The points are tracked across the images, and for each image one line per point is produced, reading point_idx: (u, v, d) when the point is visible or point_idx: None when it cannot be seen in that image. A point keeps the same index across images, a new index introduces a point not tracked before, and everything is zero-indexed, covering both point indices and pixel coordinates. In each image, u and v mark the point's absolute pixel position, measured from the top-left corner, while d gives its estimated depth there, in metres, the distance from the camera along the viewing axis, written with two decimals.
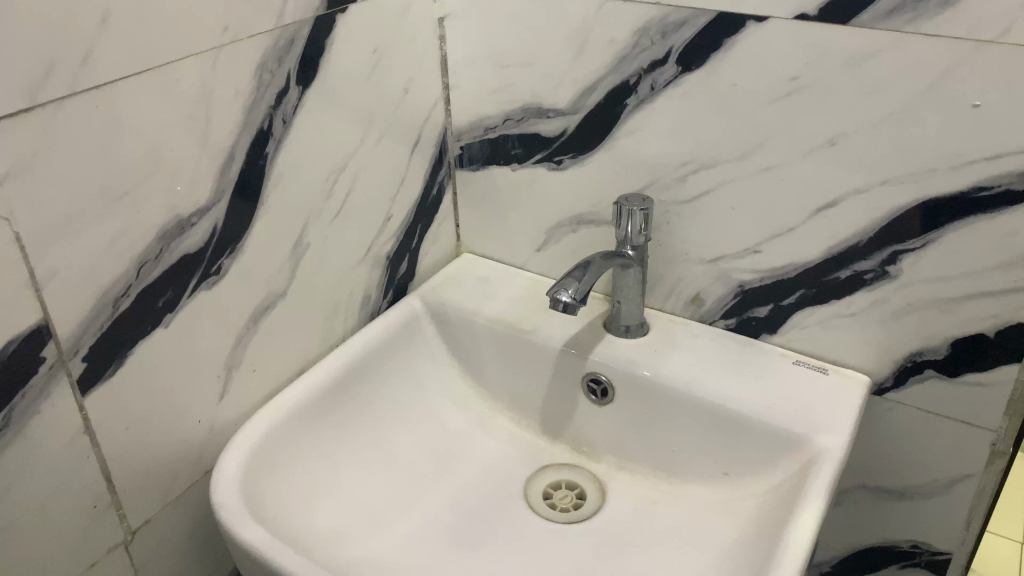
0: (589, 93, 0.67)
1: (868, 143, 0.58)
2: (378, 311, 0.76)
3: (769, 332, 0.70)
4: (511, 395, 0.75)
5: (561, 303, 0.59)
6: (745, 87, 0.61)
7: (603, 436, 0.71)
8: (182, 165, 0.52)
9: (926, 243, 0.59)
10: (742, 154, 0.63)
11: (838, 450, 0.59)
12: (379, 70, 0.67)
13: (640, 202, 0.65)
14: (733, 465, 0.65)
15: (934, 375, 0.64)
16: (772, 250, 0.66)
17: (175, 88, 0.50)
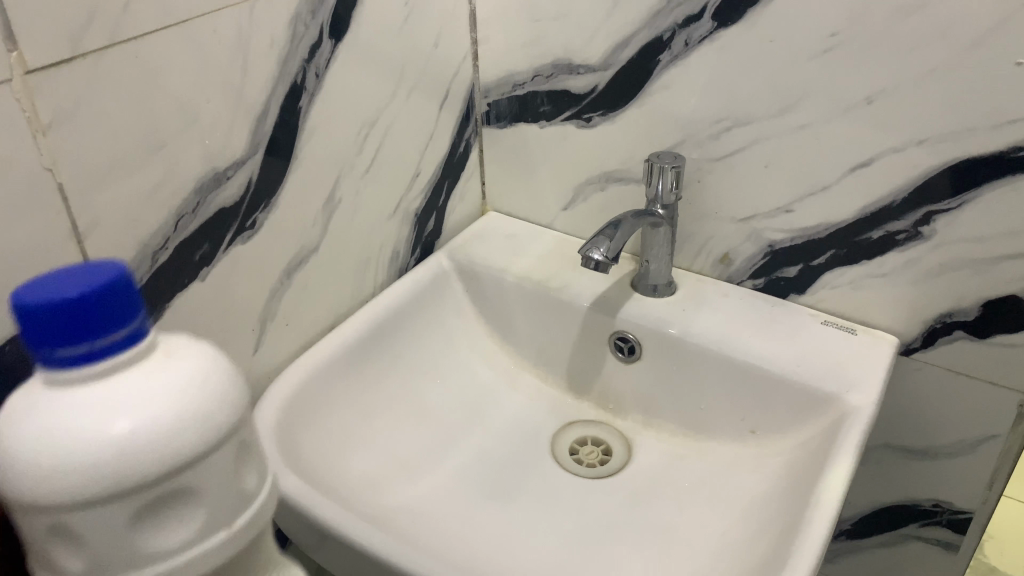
0: (621, 48, 0.66)
1: (907, 101, 0.57)
2: (406, 268, 0.76)
3: (798, 292, 0.70)
4: (537, 353, 0.76)
5: (592, 261, 0.59)
6: (781, 43, 0.60)
7: (630, 393, 0.71)
8: (218, 117, 0.52)
9: (962, 203, 0.59)
10: (777, 111, 0.63)
11: (867, 407, 0.59)
12: (410, 24, 0.66)
13: (673, 160, 0.64)
14: (762, 423, 0.66)
15: (964, 337, 0.64)
16: (804, 210, 0.65)
17: (212, 40, 0.50)
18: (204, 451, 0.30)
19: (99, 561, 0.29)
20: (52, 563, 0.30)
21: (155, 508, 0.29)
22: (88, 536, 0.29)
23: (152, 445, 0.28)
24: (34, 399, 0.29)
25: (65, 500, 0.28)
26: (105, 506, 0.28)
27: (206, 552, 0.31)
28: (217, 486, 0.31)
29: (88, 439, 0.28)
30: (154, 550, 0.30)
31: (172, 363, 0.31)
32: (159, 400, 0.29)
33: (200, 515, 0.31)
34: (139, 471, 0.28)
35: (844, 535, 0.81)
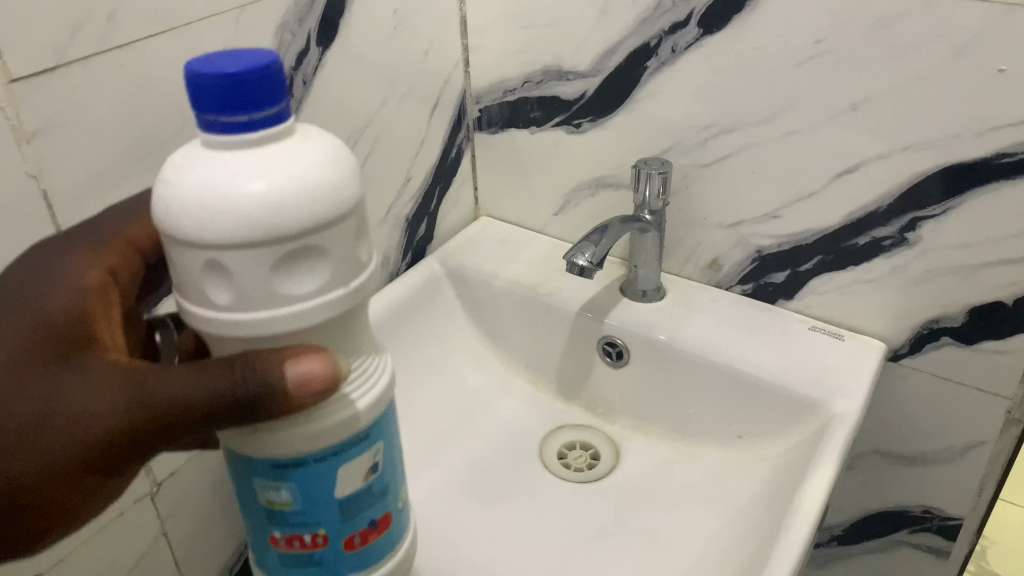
0: (609, 55, 0.67)
1: (891, 108, 0.58)
2: (398, 272, 0.77)
3: (786, 298, 0.70)
4: (528, 358, 0.76)
5: (577, 266, 0.59)
6: (767, 50, 0.60)
7: (618, 397, 0.72)
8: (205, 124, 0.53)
9: (947, 209, 0.59)
10: (764, 118, 0.63)
11: (852, 414, 0.60)
12: (400, 31, 0.67)
13: (660, 166, 0.65)
14: (748, 429, 0.66)
15: (951, 343, 0.64)
16: (792, 215, 0.66)
17: (198, 48, 0.51)
18: (332, 214, 0.32)
19: (241, 289, 0.31)
20: (203, 293, 0.32)
21: (293, 255, 0.31)
22: (235, 270, 0.31)
23: (293, 199, 0.30)
24: (196, 159, 0.31)
25: (218, 240, 0.30)
26: (247, 246, 0.30)
27: (327, 303, 0.33)
28: (340, 243, 0.32)
29: (238, 197, 0.30)
30: (290, 291, 0.32)
31: (310, 143, 0.32)
32: (299, 172, 0.31)
33: (330, 266, 0.32)
34: (280, 220, 0.30)
35: (835, 541, 0.81)
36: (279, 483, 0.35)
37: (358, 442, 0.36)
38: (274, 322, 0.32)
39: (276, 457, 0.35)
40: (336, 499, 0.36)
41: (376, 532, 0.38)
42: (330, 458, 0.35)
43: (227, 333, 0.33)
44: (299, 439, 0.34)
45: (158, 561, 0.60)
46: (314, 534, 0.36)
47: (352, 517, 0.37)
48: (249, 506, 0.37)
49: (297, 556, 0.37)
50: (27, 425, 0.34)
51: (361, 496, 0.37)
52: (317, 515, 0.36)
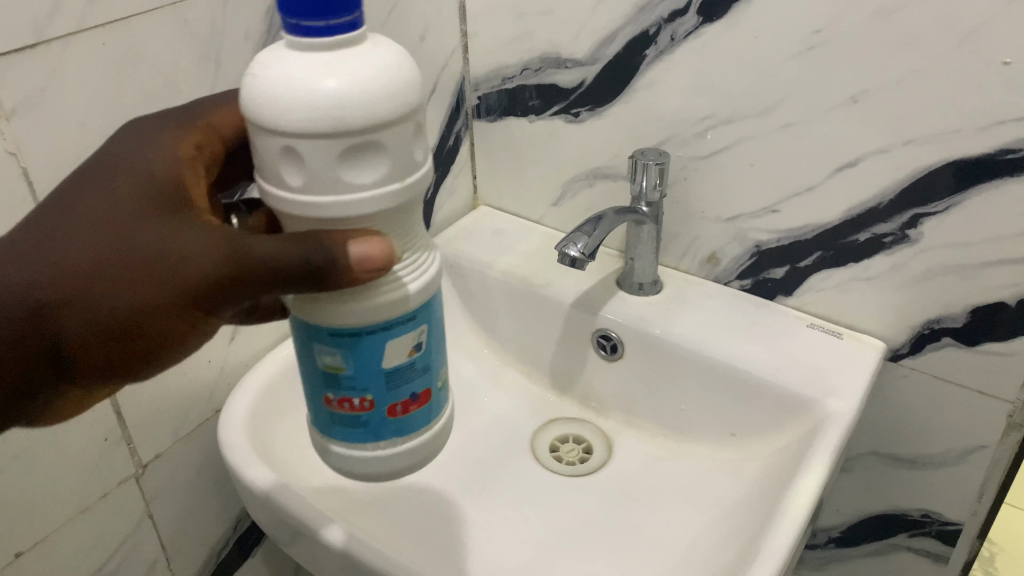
0: (607, 43, 0.65)
1: (893, 101, 0.56)
2: None
3: (785, 294, 0.68)
4: (521, 350, 0.75)
5: (569, 257, 0.58)
6: (766, 40, 0.58)
7: (612, 391, 0.71)
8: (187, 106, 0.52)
9: (949, 207, 0.57)
10: (763, 109, 0.61)
11: (846, 413, 0.58)
12: (395, 16, 0.66)
13: (657, 157, 0.64)
14: (742, 427, 0.65)
15: (952, 344, 0.62)
16: (790, 210, 0.64)
17: (181, 29, 0.50)
18: (392, 116, 0.37)
19: (311, 173, 0.37)
20: (279, 177, 0.38)
21: (356, 149, 0.36)
22: (308, 159, 0.36)
23: (358, 98, 0.35)
24: (280, 58, 0.37)
25: (295, 128, 0.36)
26: (319, 136, 0.35)
27: (383, 195, 0.38)
28: (396, 143, 0.37)
29: (313, 95, 0.35)
30: (352, 182, 0.37)
31: (378, 53, 0.37)
32: (367, 76, 0.36)
33: (390, 162, 0.38)
34: (347, 117, 0.35)
35: (832, 543, 0.79)
36: (337, 349, 0.42)
37: (405, 322, 0.43)
38: (336, 207, 0.37)
39: (335, 326, 0.41)
40: (384, 369, 0.43)
41: (416, 403, 0.45)
42: (381, 332, 0.42)
43: (300, 214, 0.38)
44: (355, 311, 0.41)
45: (143, 544, 0.60)
46: (362, 398, 0.44)
47: (396, 386, 0.44)
48: (311, 370, 0.45)
49: (349, 416, 0.45)
50: (131, 267, 0.39)
51: (404, 369, 0.44)
52: (366, 380, 0.43)
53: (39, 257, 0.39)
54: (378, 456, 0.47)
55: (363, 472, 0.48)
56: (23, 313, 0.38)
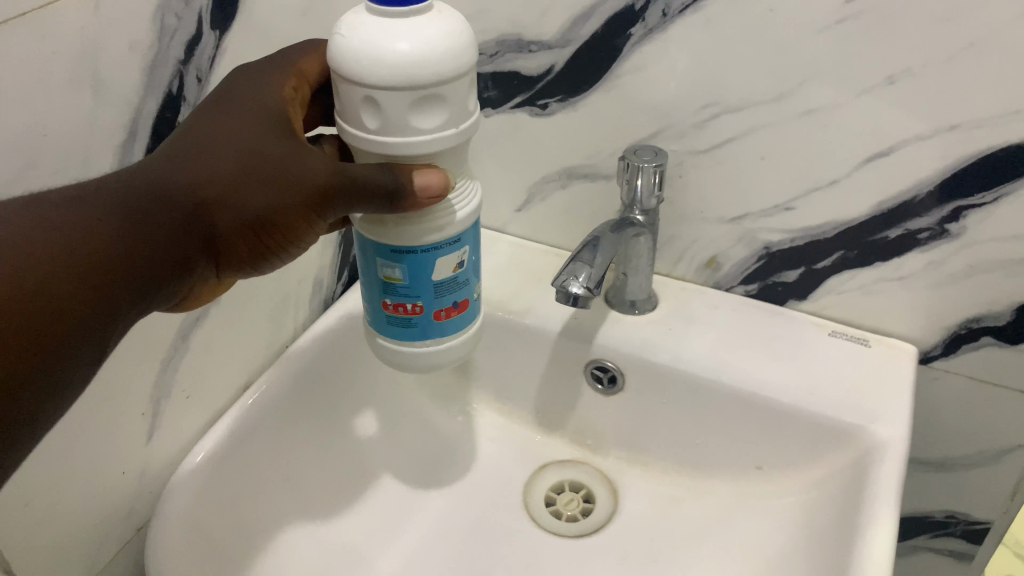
0: (582, 21, 0.54)
1: (938, 80, 0.47)
2: (333, 297, 0.63)
3: (797, 298, 0.60)
4: (497, 385, 0.64)
5: (571, 296, 0.48)
6: (785, 12, 0.48)
7: (611, 427, 0.61)
8: (55, 160, 0.37)
9: (998, 197, 0.50)
10: (778, 95, 0.52)
11: (896, 443, 0.50)
12: (319, 2, 0.52)
13: (653, 158, 0.53)
14: (769, 459, 0.56)
15: (991, 344, 0.56)
16: (808, 207, 0.55)
17: (41, 51, 0.35)
18: (460, 69, 0.35)
19: (385, 119, 0.35)
20: (354, 117, 0.36)
21: (429, 99, 0.35)
22: (381, 107, 0.35)
23: (430, 58, 0.34)
24: (357, 18, 0.35)
25: (373, 79, 0.34)
26: (393, 87, 0.34)
27: (445, 139, 0.37)
28: (460, 94, 0.36)
29: (387, 54, 0.34)
30: (421, 127, 0.36)
31: (448, 17, 0.35)
32: (434, 40, 0.34)
33: (455, 111, 0.36)
34: (421, 70, 0.34)
35: None
36: (395, 262, 0.41)
37: (455, 242, 0.41)
38: (406, 149, 0.36)
39: (395, 242, 0.40)
40: (437, 278, 0.41)
41: (459, 312, 0.44)
42: (433, 249, 0.40)
43: (368, 151, 0.37)
44: (415, 229, 0.40)
45: None
46: (414, 305, 0.42)
47: (445, 298, 0.42)
48: (365, 275, 0.43)
49: (400, 320, 0.43)
50: (263, 172, 0.37)
51: (453, 281, 0.43)
52: (418, 289, 0.42)
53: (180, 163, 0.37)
54: (422, 359, 0.44)
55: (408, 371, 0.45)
56: (173, 209, 0.36)
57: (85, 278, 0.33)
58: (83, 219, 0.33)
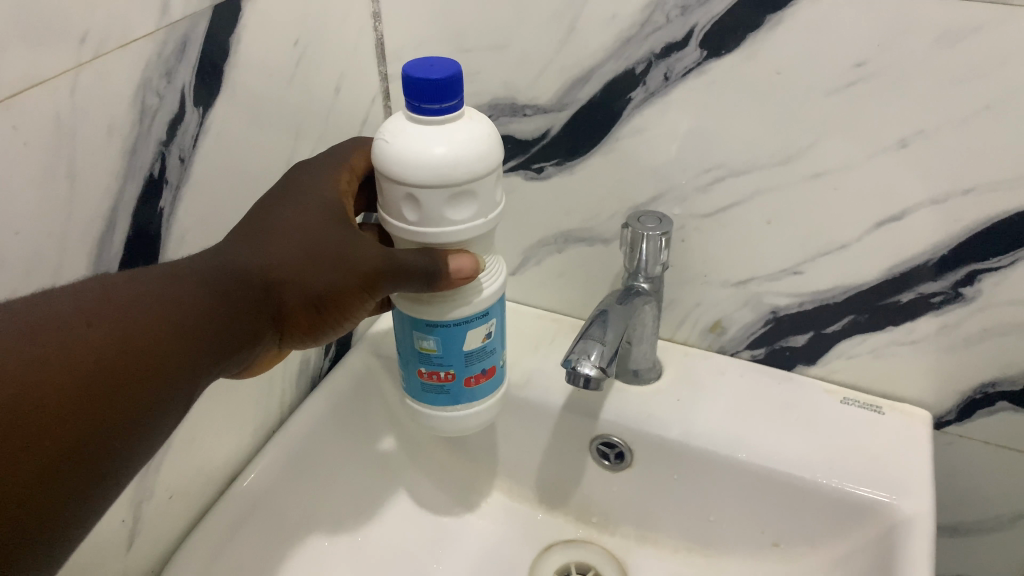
0: (580, 84, 0.52)
1: (953, 143, 0.45)
2: (320, 373, 0.60)
3: (805, 363, 0.58)
4: (495, 460, 0.61)
5: (582, 377, 0.45)
6: (792, 75, 0.47)
7: (618, 503, 0.58)
8: (25, 261, 0.34)
9: (1014, 261, 0.48)
10: (785, 158, 0.50)
11: (922, 520, 0.48)
12: (303, 68, 0.49)
13: (658, 225, 0.51)
14: (786, 535, 0.53)
15: (1008, 408, 0.54)
16: (817, 271, 0.54)
17: (6, 143, 0.32)
18: (489, 166, 0.39)
19: (425, 213, 0.39)
20: (396, 210, 0.40)
21: (463, 194, 0.39)
22: (421, 202, 0.39)
23: (464, 159, 0.38)
24: (397, 126, 0.39)
25: (414, 178, 0.38)
26: (432, 185, 0.38)
27: (476, 228, 0.40)
28: (490, 187, 0.40)
29: (428, 156, 0.38)
30: (456, 218, 0.40)
31: (476, 121, 0.40)
32: (467, 143, 0.38)
33: (486, 204, 0.40)
34: (456, 170, 0.38)
35: None
36: (428, 334, 0.44)
37: (483, 316, 0.45)
38: (442, 238, 0.40)
39: (430, 318, 0.44)
40: (467, 349, 0.45)
41: (487, 378, 0.47)
42: (463, 323, 0.44)
43: (409, 239, 0.41)
44: (447, 307, 0.43)
45: None
46: (446, 372, 0.45)
47: (475, 366, 0.46)
48: (403, 346, 0.47)
49: (434, 386, 0.46)
50: (324, 254, 0.40)
51: (482, 351, 0.46)
52: (451, 359, 0.45)
53: (254, 246, 0.39)
54: (456, 421, 0.48)
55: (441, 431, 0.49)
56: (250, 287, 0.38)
57: (183, 346, 0.34)
58: (180, 292, 0.35)
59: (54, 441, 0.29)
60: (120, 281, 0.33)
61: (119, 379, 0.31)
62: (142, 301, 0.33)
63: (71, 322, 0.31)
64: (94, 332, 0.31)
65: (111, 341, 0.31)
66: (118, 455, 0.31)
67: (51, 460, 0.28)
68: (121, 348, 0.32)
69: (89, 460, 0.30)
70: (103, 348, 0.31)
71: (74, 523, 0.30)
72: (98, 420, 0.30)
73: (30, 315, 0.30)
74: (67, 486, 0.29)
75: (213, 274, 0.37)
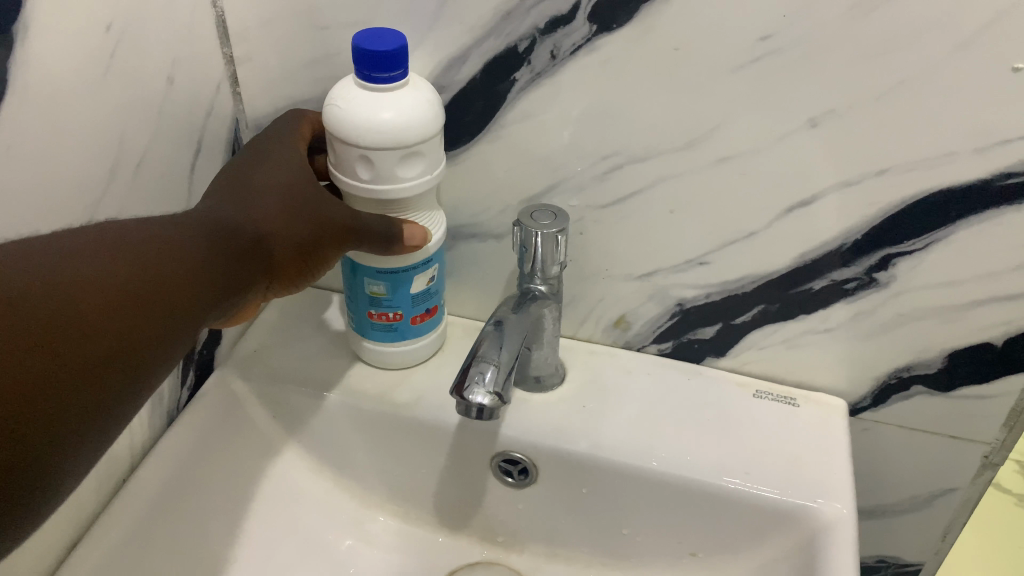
0: (457, 65, 0.46)
1: (867, 123, 0.42)
2: (179, 405, 0.52)
3: (715, 355, 0.55)
4: (389, 483, 0.55)
5: (474, 406, 0.40)
6: (691, 49, 0.42)
7: (525, 521, 0.53)
8: None
9: (929, 243, 0.45)
10: (687, 142, 0.45)
11: (844, 525, 0.45)
12: (121, 57, 0.41)
13: (553, 221, 0.45)
14: (705, 544, 0.50)
15: (923, 392, 0.51)
16: (724, 261, 0.49)
17: None
18: (436, 127, 0.43)
19: (378, 171, 0.43)
20: (349, 169, 0.43)
21: (413, 154, 0.43)
22: (373, 160, 0.42)
23: (411, 123, 0.41)
24: (346, 90, 0.42)
25: (367, 141, 0.41)
26: (384, 147, 0.41)
27: (423, 183, 0.44)
28: (435, 147, 0.44)
29: (378, 122, 0.41)
30: (405, 176, 0.43)
31: (423, 86, 0.43)
32: (413, 108, 0.41)
33: (432, 161, 0.44)
34: (405, 133, 0.41)
35: None
36: (380, 278, 0.48)
37: (429, 262, 0.48)
38: (392, 194, 0.44)
39: (382, 265, 0.47)
40: (414, 291, 0.49)
41: (432, 316, 0.51)
42: (411, 269, 0.48)
43: (361, 196, 0.44)
44: (397, 257, 0.47)
45: None
46: (395, 312, 0.49)
47: (422, 304, 0.50)
48: (351, 290, 0.50)
49: (384, 325, 0.50)
50: (303, 210, 0.42)
51: (427, 292, 0.50)
52: (399, 301, 0.49)
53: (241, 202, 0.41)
54: (403, 355, 0.53)
55: (387, 364, 0.53)
56: (239, 236, 0.40)
57: (182, 287, 0.35)
58: (177, 240, 0.36)
59: (73, 360, 0.30)
60: (130, 230, 0.35)
61: (137, 313, 0.33)
62: (152, 246, 0.35)
63: (88, 255, 0.32)
64: (107, 266, 0.32)
65: (131, 277, 0.33)
66: (121, 388, 0.32)
67: (77, 373, 0.30)
68: (134, 282, 0.33)
69: (109, 386, 0.31)
70: (114, 278, 0.32)
71: (77, 446, 0.30)
72: (112, 345, 0.31)
73: (57, 248, 0.31)
74: (82, 401, 0.30)
75: (204, 227, 0.38)
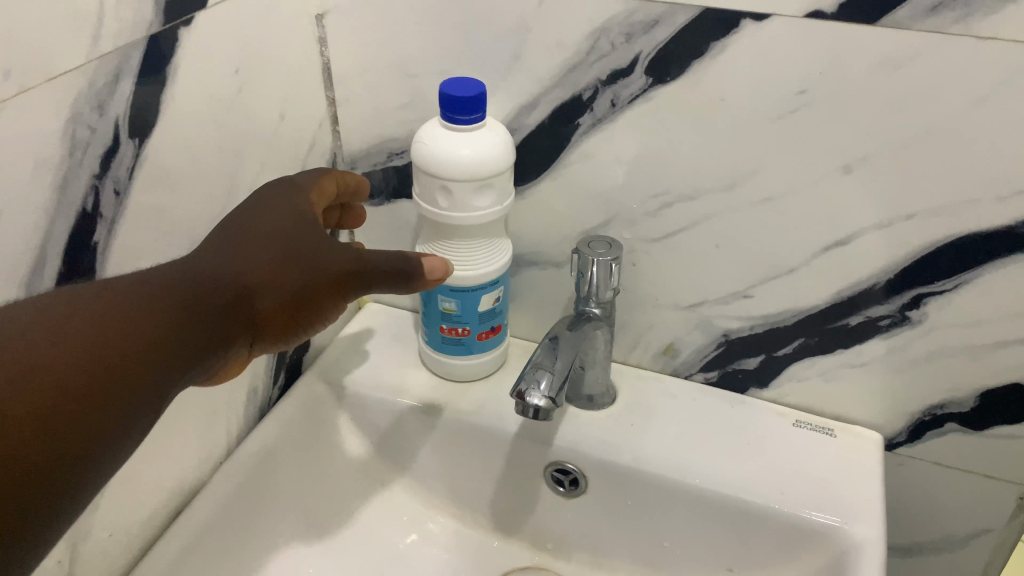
0: (528, 110, 0.52)
1: (896, 170, 0.46)
2: (269, 403, 0.58)
3: (758, 385, 0.58)
4: (449, 486, 0.60)
5: (531, 406, 0.45)
6: (735, 101, 0.47)
7: (572, 529, 0.57)
8: None
9: (958, 284, 0.48)
10: (731, 184, 0.50)
11: (871, 545, 0.48)
12: (245, 95, 0.48)
13: (607, 251, 0.50)
14: (740, 559, 0.53)
15: (957, 429, 0.54)
16: (766, 294, 0.54)
17: None
18: (507, 164, 0.49)
19: (454, 200, 0.49)
20: (430, 199, 0.50)
21: (484, 187, 0.49)
22: (451, 190, 0.48)
23: (485, 159, 0.48)
24: (432, 130, 0.49)
25: (447, 173, 0.48)
26: (461, 179, 0.48)
27: (494, 213, 0.50)
28: (504, 182, 0.50)
29: (457, 156, 0.47)
30: (478, 206, 0.49)
31: (497, 129, 0.49)
32: (488, 145, 0.48)
33: (501, 194, 0.50)
34: (479, 167, 0.48)
35: None
36: (451, 296, 0.53)
37: (495, 283, 0.54)
38: (466, 222, 0.50)
39: (454, 284, 0.53)
40: (481, 310, 0.54)
41: (496, 334, 0.57)
42: (479, 289, 0.53)
43: (439, 222, 0.50)
44: (467, 277, 0.52)
45: None
46: (463, 328, 0.55)
47: (487, 322, 0.55)
48: (425, 306, 0.56)
49: (453, 339, 0.56)
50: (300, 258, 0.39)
51: (492, 311, 0.55)
52: (467, 317, 0.54)
53: (236, 252, 0.38)
54: (468, 368, 0.58)
55: (454, 376, 0.59)
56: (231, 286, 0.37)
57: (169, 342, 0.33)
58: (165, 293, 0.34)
59: (47, 428, 0.27)
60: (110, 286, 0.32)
61: (115, 375, 0.30)
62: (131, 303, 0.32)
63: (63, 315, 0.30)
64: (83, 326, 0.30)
65: (110, 338, 0.31)
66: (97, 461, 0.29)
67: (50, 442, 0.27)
68: (113, 342, 0.31)
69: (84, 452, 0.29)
70: (78, 353, 0.29)
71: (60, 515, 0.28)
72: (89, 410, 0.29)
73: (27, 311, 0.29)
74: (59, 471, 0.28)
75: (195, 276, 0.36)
